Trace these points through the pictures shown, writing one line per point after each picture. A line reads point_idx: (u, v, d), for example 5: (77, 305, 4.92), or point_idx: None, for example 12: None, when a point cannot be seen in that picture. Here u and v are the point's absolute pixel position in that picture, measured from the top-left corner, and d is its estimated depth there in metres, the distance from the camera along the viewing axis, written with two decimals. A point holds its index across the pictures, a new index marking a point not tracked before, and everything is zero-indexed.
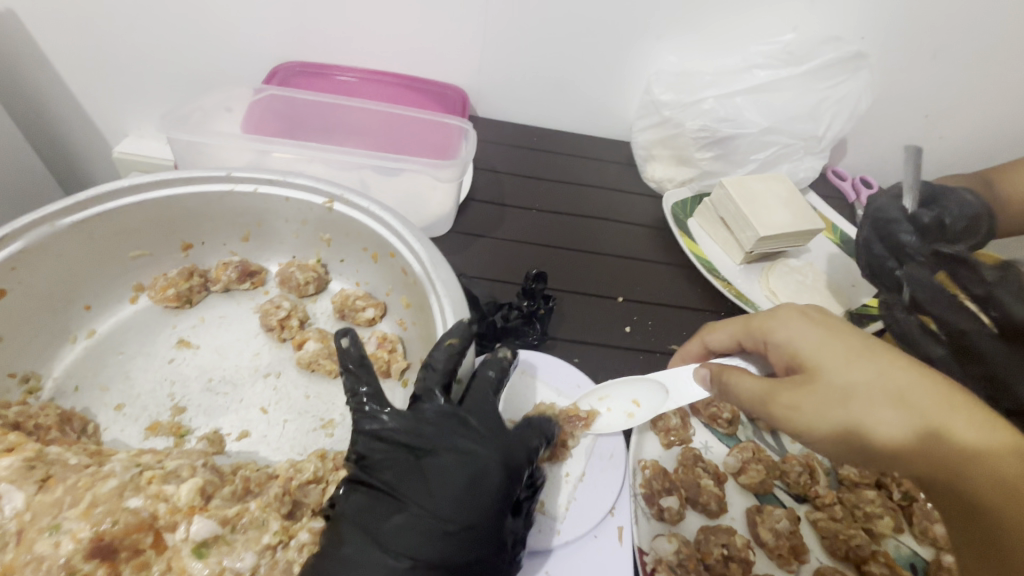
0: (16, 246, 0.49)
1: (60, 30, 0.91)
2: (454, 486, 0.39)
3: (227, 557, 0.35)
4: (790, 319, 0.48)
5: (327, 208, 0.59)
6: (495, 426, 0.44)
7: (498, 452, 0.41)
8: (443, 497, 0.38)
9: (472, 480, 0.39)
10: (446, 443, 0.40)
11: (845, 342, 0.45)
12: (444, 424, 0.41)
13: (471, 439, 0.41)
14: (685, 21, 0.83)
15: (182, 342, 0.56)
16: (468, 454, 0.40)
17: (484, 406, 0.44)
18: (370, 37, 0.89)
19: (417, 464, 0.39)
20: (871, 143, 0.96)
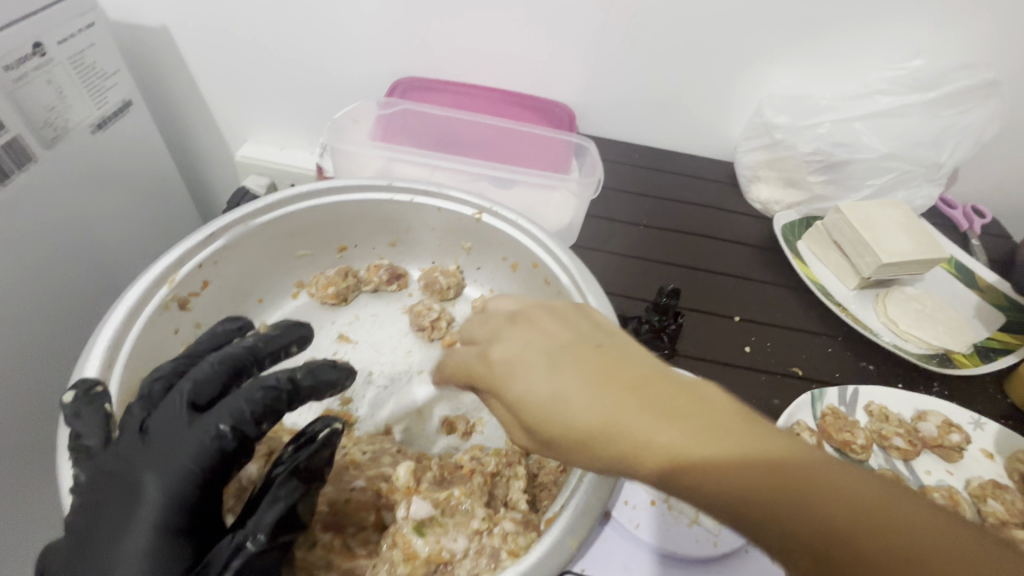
0: (219, 243, 0.54)
1: (206, 44, 0.99)
2: (106, 523, 0.36)
3: (444, 537, 0.41)
4: (504, 344, 0.38)
5: (475, 219, 0.63)
6: (159, 446, 0.37)
7: (149, 475, 0.36)
8: (112, 540, 0.35)
9: (116, 515, 0.36)
10: (105, 478, 0.37)
11: (562, 375, 0.34)
12: (129, 454, 0.38)
13: (141, 464, 0.37)
14: (807, 44, 0.84)
15: (342, 337, 0.61)
16: (120, 487, 0.36)
17: (172, 416, 0.38)
18: (488, 57, 0.94)
19: (82, 503, 0.37)
20: (989, 170, 0.94)
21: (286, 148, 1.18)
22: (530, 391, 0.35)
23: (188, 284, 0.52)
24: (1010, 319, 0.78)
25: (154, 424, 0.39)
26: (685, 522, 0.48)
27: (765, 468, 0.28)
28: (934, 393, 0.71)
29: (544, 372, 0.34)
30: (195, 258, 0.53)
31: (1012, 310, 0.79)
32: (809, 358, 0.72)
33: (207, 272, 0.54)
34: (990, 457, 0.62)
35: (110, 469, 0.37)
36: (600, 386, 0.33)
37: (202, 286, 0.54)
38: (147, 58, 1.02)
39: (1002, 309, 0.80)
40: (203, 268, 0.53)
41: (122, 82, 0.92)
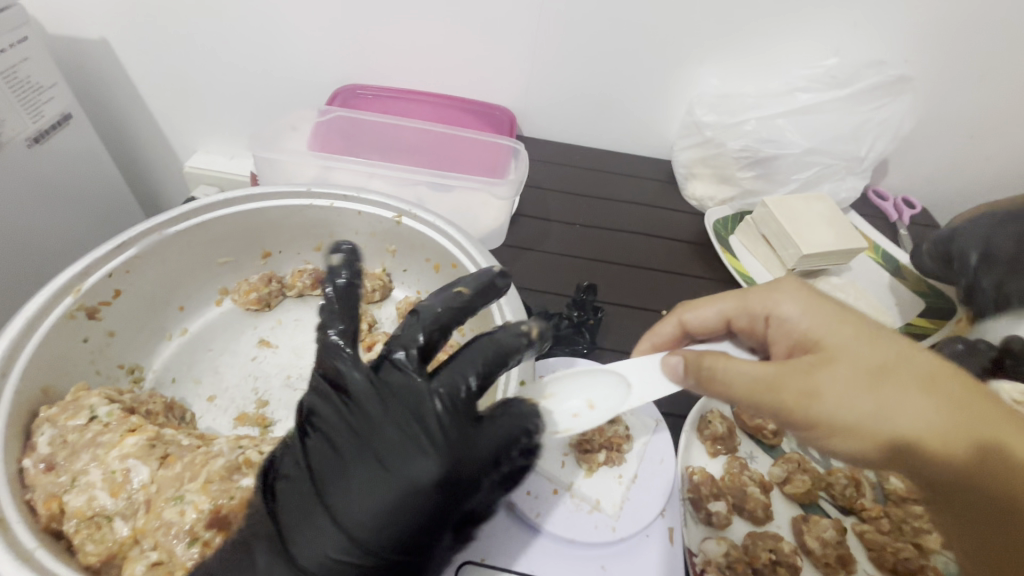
0: (131, 252, 0.56)
1: (149, 56, 0.99)
2: (354, 483, 0.38)
3: None
4: (791, 294, 0.49)
5: (395, 222, 0.65)
6: (400, 409, 0.41)
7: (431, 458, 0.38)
8: (338, 479, 0.39)
9: (361, 472, 0.38)
10: (338, 439, 0.40)
11: (834, 319, 0.47)
12: (378, 400, 0.42)
13: (394, 433, 0.40)
14: (730, 44, 0.86)
15: (262, 341, 0.63)
16: (399, 456, 0.39)
17: (409, 382, 0.42)
18: (426, 63, 0.96)
19: (319, 448, 0.41)
20: (913, 162, 0.98)
21: (236, 158, 1.18)
22: (801, 321, 0.47)
23: (97, 294, 0.54)
24: (928, 305, 0.81)
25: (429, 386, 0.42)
26: (586, 509, 0.51)
27: (951, 392, 0.43)
28: None
29: (836, 319, 0.47)
30: (105, 267, 0.55)
31: (930, 296, 0.82)
32: None
33: (119, 281, 0.56)
34: None
35: (372, 427, 0.40)
36: (870, 337, 0.45)
37: (115, 295, 0.56)
38: (88, 71, 1.02)
39: (921, 296, 0.82)
40: (113, 277, 0.55)
41: (61, 96, 0.89)
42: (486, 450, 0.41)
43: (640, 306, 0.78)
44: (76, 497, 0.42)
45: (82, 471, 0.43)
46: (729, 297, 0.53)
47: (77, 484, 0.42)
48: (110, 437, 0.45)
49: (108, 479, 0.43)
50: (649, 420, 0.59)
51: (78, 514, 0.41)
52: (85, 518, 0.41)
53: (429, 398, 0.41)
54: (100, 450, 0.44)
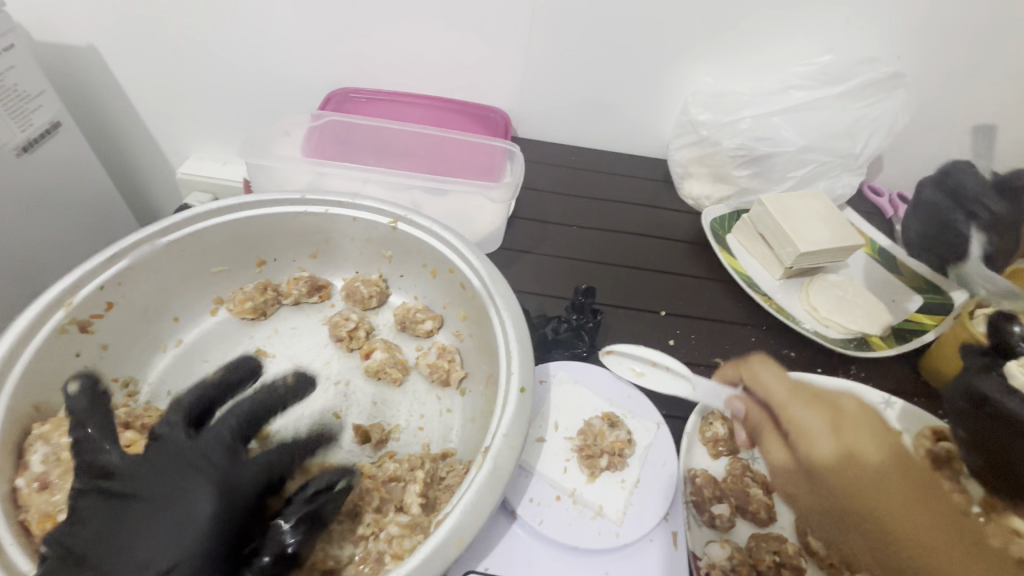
0: (123, 264, 0.56)
1: (138, 62, 0.98)
2: (139, 538, 0.38)
3: (329, 546, 0.44)
4: (813, 408, 0.46)
5: (391, 227, 0.65)
6: (183, 461, 0.42)
7: (205, 490, 0.40)
8: (118, 545, 0.38)
9: (145, 520, 0.39)
10: (150, 481, 0.41)
11: (843, 451, 0.43)
12: (187, 468, 0.41)
13: (182, 476, 0.41)
14: (723, 43, 0.86)
15: (259, 351, 0.62)
16: (176, 495, 0.40)
17: (218, 449, 0.43)
18: (419, 65, 0.95)
19: (138, 496, 0.40)
20: (908, 157, 0.98)
21: (229, 164, 1.17)
22: (809, 438, 0.45)
23: (88, 307, 0.54)
24: (927, 300, 0.81)
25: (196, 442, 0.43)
26: (589, 515, 0.51)
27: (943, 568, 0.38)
28: (852, 376, 0.73)
29: (841, 449, 0.43)
30: (95, 280, 0.54)
31: (928, 292, 0.82)
32: (731, 348, 0.74)
33: (111, 293, 0.56)
34: None
35: (164, 461, 0.42)
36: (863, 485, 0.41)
37: (106, 307, 0.55)
38: (77, 78, 1.00)
39: (920, 292, 0.82)
40: (105, 290, 0.55)
41: (49, 103, 0.88)
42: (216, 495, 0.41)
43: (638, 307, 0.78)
44: (72, 515, 0.42)
45: None
46: (780, 382, 0.50)
47: (69, 504, 0.42)
48: None
49: None
50: (651, 423, 0.59)
51: None
52: None
53: (201, 459, 0.42)
54: None
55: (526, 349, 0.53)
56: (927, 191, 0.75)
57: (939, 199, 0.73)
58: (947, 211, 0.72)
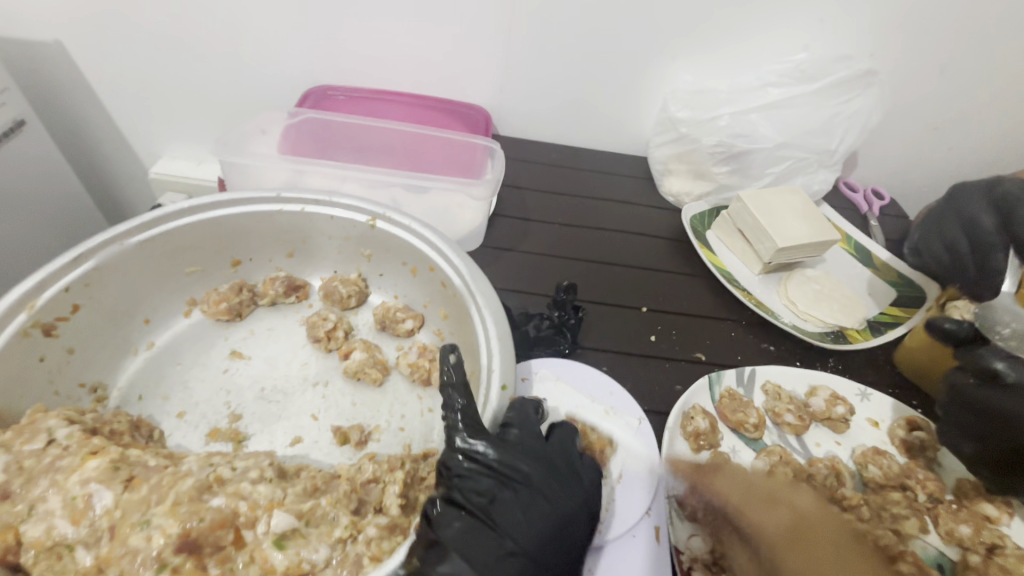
0: (89, 265, 0.54)
1: (106, 57, 0.95)
2: (535, 518, 0.44)
3: (304, 549, 0.41)
4: (761, 507, 0.51)
5: (369, 225, 0.64)
6: (529, 449, 0.48)
7: (578, 495, 0.48)
8: (518, 519, 0.44)
9: (539, 505, 0.45)
10: (521, 460, 0.47)
11: (793, 544, 0.47)
12: (526, 459, 0.47)
13: (551, 473, 0.48)
14: (702, 40, 0.87)
15: (234, 353, 0.61)
16: (564, 496, 0.47)
17: (535, 433, 0.49)
18: (398, 62, 0.94)
19: (501, 491, 0.45)
20: (881, 154, 1.00)
21: (204, 163, 1.15)
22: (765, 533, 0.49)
23: (53, 310, 0.52)
24: (901, 294, 0.83)
25: (550, 445, 0.50)
26: None
27: None
28: (830, 369, 0.74)
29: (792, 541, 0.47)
30: (60, 282, 0.52)
31: (903, 286, 0.84)
32: (712, 343, 0.74)
33: (77, 295, 0.54)
34: (875, 425, 0.66)
35: (527, 455, 0.48)
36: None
37: (72, 310, 0.54)
38: (41, 74, 0.97)
39: (894, 285, 0.84)
40: (71, 292, 0.53)
41: (12, 99, 0.85)
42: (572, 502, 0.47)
43: (620, 304, 0.78)
44: (35, 526, 0.40)
45: (40, 498, 0.41)
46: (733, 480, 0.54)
47: (36, 513, 0.40)
48: (69, 461, 0.43)
49: (67, 506, 0.40)
50: (632, 419, 0.60)
51: (36, 545, 0.39)
52: (44, 549, 0.39)
53: (584, 474, 0.51)
54: (58, 476, 0.42)
55: (507, 347, 0.53)
56: (978, 212, 0.70)
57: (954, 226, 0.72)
58: (988, 234, 0.68)
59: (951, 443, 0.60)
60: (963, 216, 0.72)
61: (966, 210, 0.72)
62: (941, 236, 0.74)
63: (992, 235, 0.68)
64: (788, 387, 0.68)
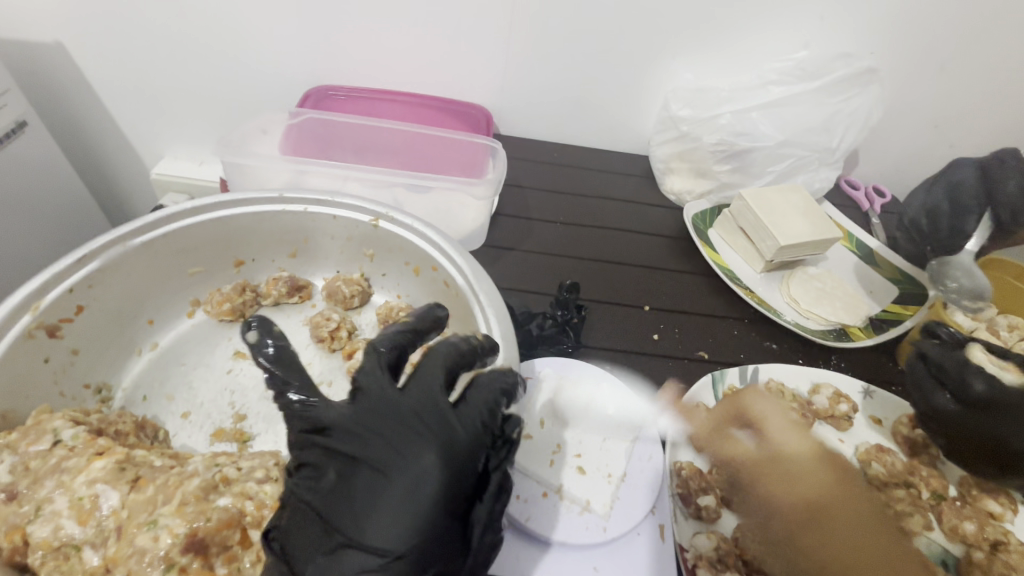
0: (92, 266, 0.54)
1: (107, 58, 0.95)
2: (377, 501, 0.38)
3: None
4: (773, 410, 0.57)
5: (372, 225, 0.64)
6: (377, 412, 0.42)
7: (430, 454, 0.40)
8: (363, 507, 0.38)
9: (388, 488, 0.39)
10: (359, 437, 0.41)
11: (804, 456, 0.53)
12: (378, 418, 0.42)
13: (385, 442, 0.41)
14: (703, 39, 0.87)
15: (238, 353, 0.61)
16: (394, 464, 0.39)
17: (388, 390, 0.44)
18: (399, 62, 0.94)
19: (346, 473, 0.40)
20: (882, 152, 1.00)
21: (205, 164, 1.15)
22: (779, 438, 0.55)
23: (57, 311, 0.52)
24: (903, 291, 0.83)
25: (405, 394, 0.43)
26: (576, 510, 0.52)
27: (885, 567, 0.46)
28: (833, 366, 0.74)
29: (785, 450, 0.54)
30: (64, 283, 0.52)
31: (904, 283, 0.84)
32: (714, 341, 0.75)
33: (81, 296, 0.54)
34: (878, 422, 0.66)
35: (377, 417, 0.42)
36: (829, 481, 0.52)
37: (76, 311, 0.54)
38: (43, 75, 0.97)
39: (896, 283, 0.84)
40: (75, 293, 0.53)
41: (14, 101, 0.85)
42: (465, 451, 0.41)
43: (623, 302, 0.78)
44: (42, 527, 0.40)
45: (46, 500, 0.41)
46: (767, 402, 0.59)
47: (42, 514, 0.40)
48: (75, 462, 0.43)
49: (74, 507, 0.41)
50: (636, 418, 0.60)
51: (44, 545, 0.39)
52: (51, 549, 0.39)
53: (445, 420, 0.42)
54: (64, 476, 0.42)
55: (511, 347, 0.53)
56: (965, 176, 0.75)
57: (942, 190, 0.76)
58: (969, 199, 0.73)
59: (927, 434, 0.62)
60: (950, 179, 0.76)
61: (960, 176, 0.76)
62: (927, 196, 0.78)
63: (974, 200, 0.73)
64: (792, 385, 0.68)
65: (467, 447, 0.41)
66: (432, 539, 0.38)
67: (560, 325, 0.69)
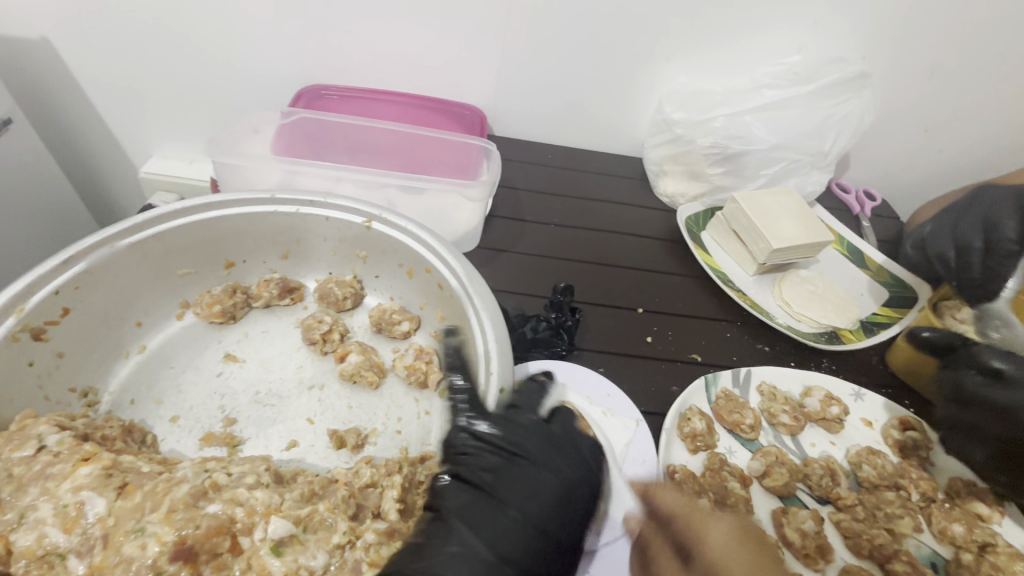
0: (80, 267, 0.53)
1: (95, 55, 0.93)
2: (540, 489, 0.45)
3: (302, 556, 0.40)
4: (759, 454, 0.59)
5: (365, 227, 0.64)
6: (533, 420, 0.50)
7: (579, 463, 0.48)
8: (529, 490, 0.44)
9: (548, 477, 0.46)
10: (527, 437, 0.48)
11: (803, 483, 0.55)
12: (534, 426, 0.49)
13: (545, 443, 0.48)
14: (698, 42, 0.87)
15: (228, 356, 0.60)
16: (552, 466, 0.47)
17: (536, 409, 0.51)
18: (393, 62, 0.93)
19: (511, 461, 0.46)
20: (872, 156, 1.01)
21: (195, 163, 1.13)
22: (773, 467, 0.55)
23: (42, 313, 0.51)
24: (893, 294, 0.83)
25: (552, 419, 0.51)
26: None
27: None
28: (824, 369, 0.75)
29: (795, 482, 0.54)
30: (50, 285, 0.51)
31: (895, 286, 0.85)
32: (707, 344, 0.75)
33: (67, 298, 0.53)
34: (869, 425, 0.67)
35: (535, 420, 0.50)
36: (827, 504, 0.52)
37: (62, 313, 0.53)
38: (29, 72, 0.95)
39: (886, 286, 0.85)
40: (61, 295, 0.52)
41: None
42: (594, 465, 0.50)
43: (616, 305, 0.78)
44: (24, 536, 0.39)
45: (30, 507, 0.40)
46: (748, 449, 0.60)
47: (25, 522, 0.40)
48: (60, 468, 0.42)
49: (59, 514, 0.40)
50: (630, 420, 0.60)
51: (28, 554, 0.39)
52: (35, 558, 0.39)
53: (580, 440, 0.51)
54: (49, 483, 0.41)
55: (505, 350, 0.52)
56: (1005, 215, 0.71)
57: (973, 223, 0.73)
58: (1007, 240, 0.69)
59: (965, 450, 0.60)
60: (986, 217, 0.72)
61: (994, 211, 0.72)
62: (959, 226, 0.75)
63: (1012, 242, 0.69)
64: (784, 388, 0.68)
65: (595, 463, 0.50)
66: (576, 531, 0.45)
67: (553, 328, 0.68)
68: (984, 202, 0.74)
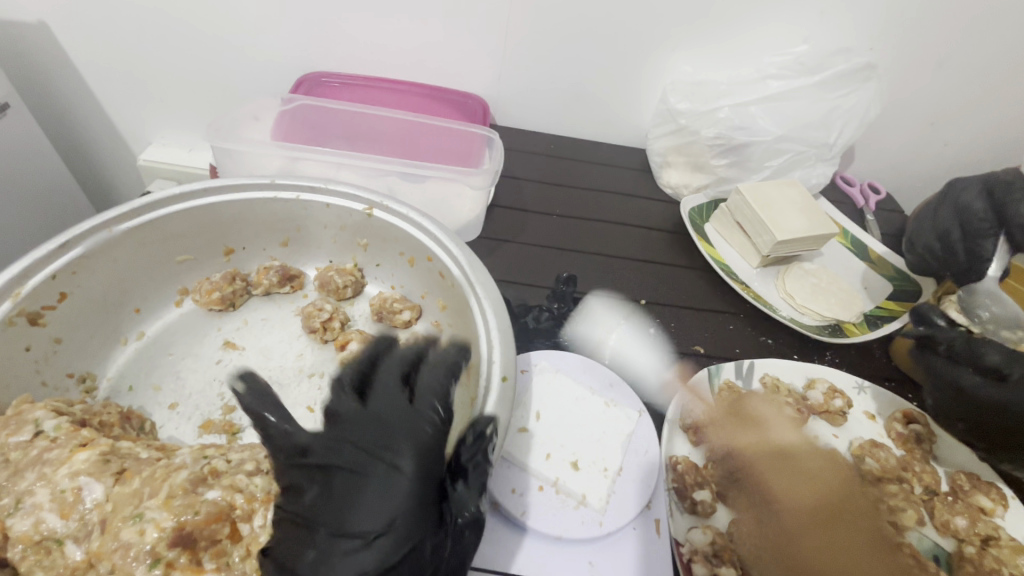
0: (78, 251, 0.52)
1: (93, 40, 0.92)
2: (362, 498, 0.40)
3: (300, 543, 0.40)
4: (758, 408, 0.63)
5: (366, 214, 0.63)
6: (364, 425, 0.45)
7: (402, 450, 0.42)
8: (346, 508, 0.40)
9: (377, 483, 0.41)
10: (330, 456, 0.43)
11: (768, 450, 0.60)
12: (360, 428, 0.44)
13: (364, 442, 0.43)
14: (703, 31, 0.86)
15: (227, 343, 0.60)
16: (368, 461, 0.42)
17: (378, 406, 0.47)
18: (395, 49, 0.92)
19: (322, 483, 0.42)
20: (878, 149, 1.00)
21: (194, 151, 1.12)
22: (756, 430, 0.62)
23: (39, 298, 0.50)
24: (897, 288, 0.83)
25: (371, 407, 0.46)
26: (572, 505, 0.52)
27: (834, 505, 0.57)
28: (827, 362, 0.75)
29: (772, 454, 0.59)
30: (46, 270, 0.50)
31: (899, 279, 0.84)
32: (710, 336, 0.74)
33: (64, 283, 0.52)
34: (872, 418, 0.66)
35: (368, 421, 0.45)
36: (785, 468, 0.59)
37: (60, 298, 0.52)
38: (25, 57, 0.94)
39: (890, 279, 0.84)
40: (58, 279, 0.51)
41: None
42: (435, 439, 0.44)
43: (619, 296, 0.77)
44: (22, 521, 0.38)
45: (27, 493, 0.40)
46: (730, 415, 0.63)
47: (21, 508, 0.39)
48: (57, 454, 0.42)
49: (56, 500, 0.39)
50: (632, 411, 0.59)
51: (24, 539, 0.38)
52: (32, 543, 0.38)
53: (421, 422, 0.45)
54: (45, 469, 0.41)
55: (508, 338, 0.52)
56: (972, 197, 0.71)
57: (945, 211, 0.74)
58: (979, 220, 0.69)
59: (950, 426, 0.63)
60: (957, 202, 0.72)
61: (963, 195, 0.72)
62: (936, 218, 0.74)
63: (984, 222, 0.69)
64: (787, 380, 0.68)
65: (434, 441, 0.44)
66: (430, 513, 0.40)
67: (555, 318, 0.68)
68: (955, 186, 0.75)
